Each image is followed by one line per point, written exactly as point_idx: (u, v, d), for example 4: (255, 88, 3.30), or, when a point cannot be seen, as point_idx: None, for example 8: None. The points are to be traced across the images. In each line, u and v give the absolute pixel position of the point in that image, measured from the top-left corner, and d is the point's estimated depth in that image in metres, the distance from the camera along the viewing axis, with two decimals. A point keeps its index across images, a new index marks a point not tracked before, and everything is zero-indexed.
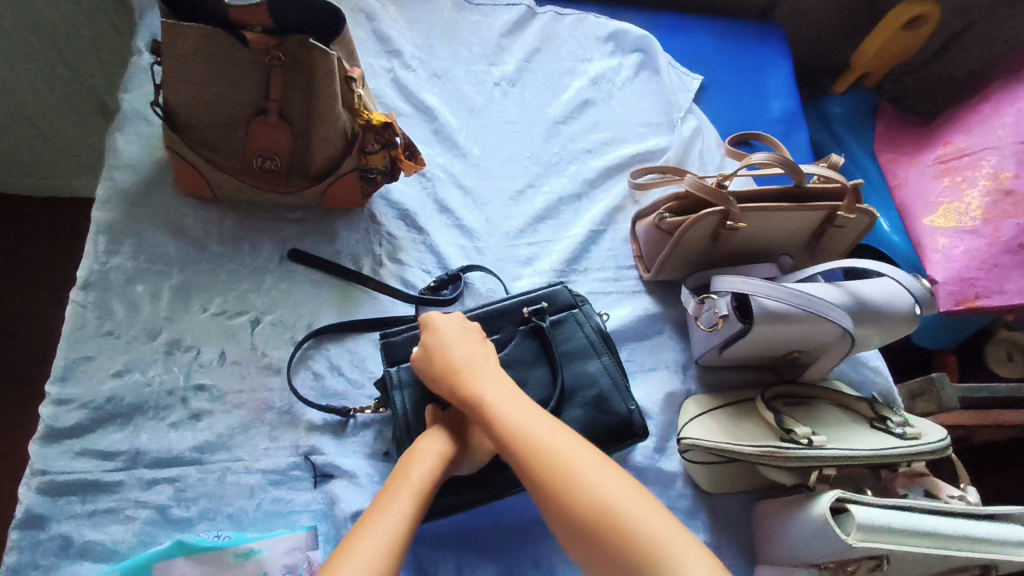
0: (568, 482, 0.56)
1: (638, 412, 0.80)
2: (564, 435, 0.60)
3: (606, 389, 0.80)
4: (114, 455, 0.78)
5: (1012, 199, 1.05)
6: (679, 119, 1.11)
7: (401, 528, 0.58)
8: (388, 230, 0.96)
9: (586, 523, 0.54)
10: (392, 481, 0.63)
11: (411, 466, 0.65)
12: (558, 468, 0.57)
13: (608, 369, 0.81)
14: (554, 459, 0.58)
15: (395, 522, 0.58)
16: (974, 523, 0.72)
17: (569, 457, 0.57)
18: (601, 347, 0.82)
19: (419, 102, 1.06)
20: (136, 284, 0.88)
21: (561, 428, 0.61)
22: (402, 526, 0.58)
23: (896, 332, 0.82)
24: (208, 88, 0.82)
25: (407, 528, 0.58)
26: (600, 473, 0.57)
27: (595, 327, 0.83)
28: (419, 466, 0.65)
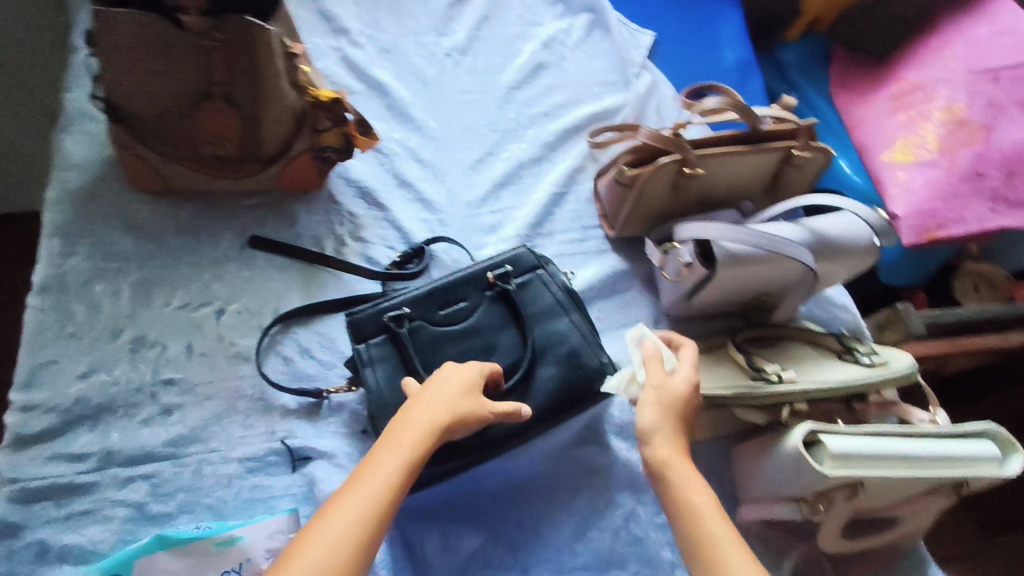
0: (697, 526, 0.62)
1: (610, 363, 0.84)
2: (697, 485, 0.66)
3: (576, 345, 0.83)
4: (85, 456, 0.77)
5: (965, 129, 1.09)
6: (634, 76, 1.11)
7: (373, 508, 0.58)
8: (348, 209, 0.95)
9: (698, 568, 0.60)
10: (374, 453, 0.62)
11: (394, 435, 0.64)
12: (694, 511, 0.64)
13: (577, 326, 0.84)
14: (680, 502, 0.65)
15: (363, 500, 0.58)
16: (951, 444, 0.73)
17: (691, 498, 0.65)
18: (569, 305, 0.85)
19: (370, 78, 1.04)
20: (93, 284, 0.86)
21: (693, 474, 0.67)
22: (373, 504, 0.58)
23: (857, 266, 0.84)
24: (148, 76, 0.79)
25: (390, 496, 0.59)
26: (726, 525, 0.62)
27: (561, 287, 0.86)
28: (402, 437, 0.64)
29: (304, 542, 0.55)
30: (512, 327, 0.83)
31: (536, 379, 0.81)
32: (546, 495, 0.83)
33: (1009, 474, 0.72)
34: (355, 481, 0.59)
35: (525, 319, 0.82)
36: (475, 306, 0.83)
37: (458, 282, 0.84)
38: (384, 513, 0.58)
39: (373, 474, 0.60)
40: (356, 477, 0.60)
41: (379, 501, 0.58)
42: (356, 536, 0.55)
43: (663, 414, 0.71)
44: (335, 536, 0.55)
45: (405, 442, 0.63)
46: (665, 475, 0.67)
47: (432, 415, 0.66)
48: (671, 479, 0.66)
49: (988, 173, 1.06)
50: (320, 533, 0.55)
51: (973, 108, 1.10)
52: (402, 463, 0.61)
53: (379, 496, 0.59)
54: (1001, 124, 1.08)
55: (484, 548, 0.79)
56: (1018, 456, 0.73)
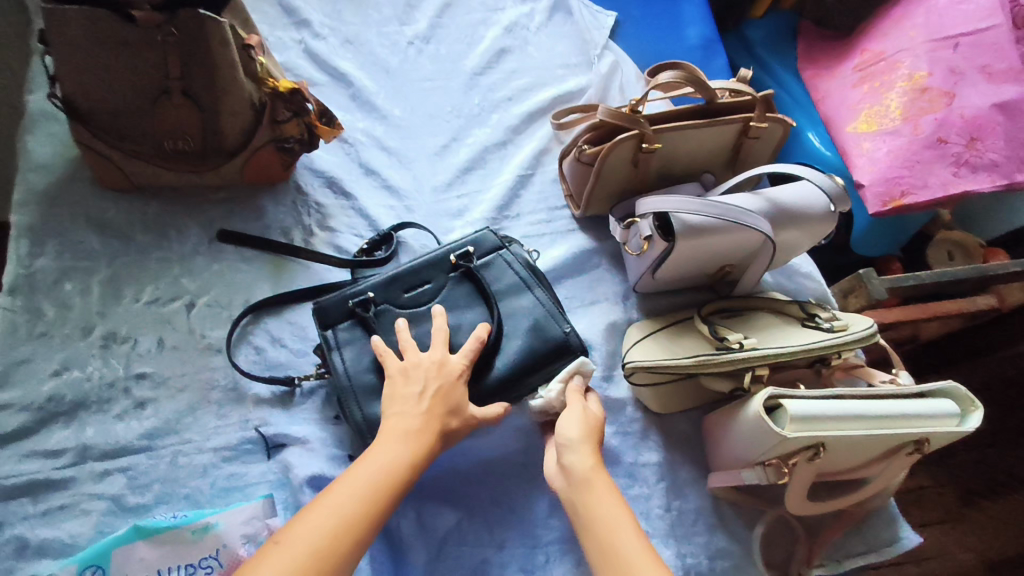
0: (606, 541, 0.61)
1: (575, 333, 0.83)
2: (613, 496, 0.65)
3: (540, 318, 0.83)
4: (61, 452, 0.78)
5: (928, 96, 1.08)
6: (596, 57, 1.13)
7: (366, 503, 0.58)
8: (315, 200, 0.97)
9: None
10: (368, 454, 0.64)
11: (389, 438, 0.65)
12: (607, 523, 0.62)
13: (540, 301, 0.84)
14: (591, 512, 0.64)
15: (355, 493, 0.59)
16: (908, 404, 0.74)
17: (603, 507, 0.64)
18: (532, 281, 0.86)
19: (333, 69, 1.06)
20: (63, 284, 0.86)
21: (613, 490, 0.66)
22: (366, 498, 0.59)
23: (817, 233, 0.85)
24: (104, 73, 0.79)
25: (390, 484, 0.61)
26: (639, 538, 0.61)
27: (522, 263, 0.87)
28: (398, 441, 0.65)
29: (294, 526, 0.55)
30: (477, 305, 0.84)
31: (502, 351, 0.81)
32: (519, 471, 0.85)
33: (969, 431, 0.73)
34: (348, 476, 0.60)
35: (489, 295, 0.82)
36: (439, 288, 0.84)
37: (421, 264, 0.85)
38: (377, 509, 0.59)
39: (365, 470, 0.61)
40: (349, 473, 0.61)
41: (371, 496, 0.59)
42: (346, 527, 0.56)
43: (586, 431, 0.72)
44: (326, 523, 0.55)
45: (400, 447, 0.64)
46: (584, 487, 0.66)
47: (429, 425, 0.67)
48: (590, 491, 0.66)
49: (951, 139, 1.06)
50: (309, 519, 0.56)
51: (934, 76, 1.09)
52: (396, 465, 0.62)
53: (372, 491, 0.59)
54: (963, 90, 1.07)
55: (459, 527, 0.80)
56: (976, 413, 0.75)
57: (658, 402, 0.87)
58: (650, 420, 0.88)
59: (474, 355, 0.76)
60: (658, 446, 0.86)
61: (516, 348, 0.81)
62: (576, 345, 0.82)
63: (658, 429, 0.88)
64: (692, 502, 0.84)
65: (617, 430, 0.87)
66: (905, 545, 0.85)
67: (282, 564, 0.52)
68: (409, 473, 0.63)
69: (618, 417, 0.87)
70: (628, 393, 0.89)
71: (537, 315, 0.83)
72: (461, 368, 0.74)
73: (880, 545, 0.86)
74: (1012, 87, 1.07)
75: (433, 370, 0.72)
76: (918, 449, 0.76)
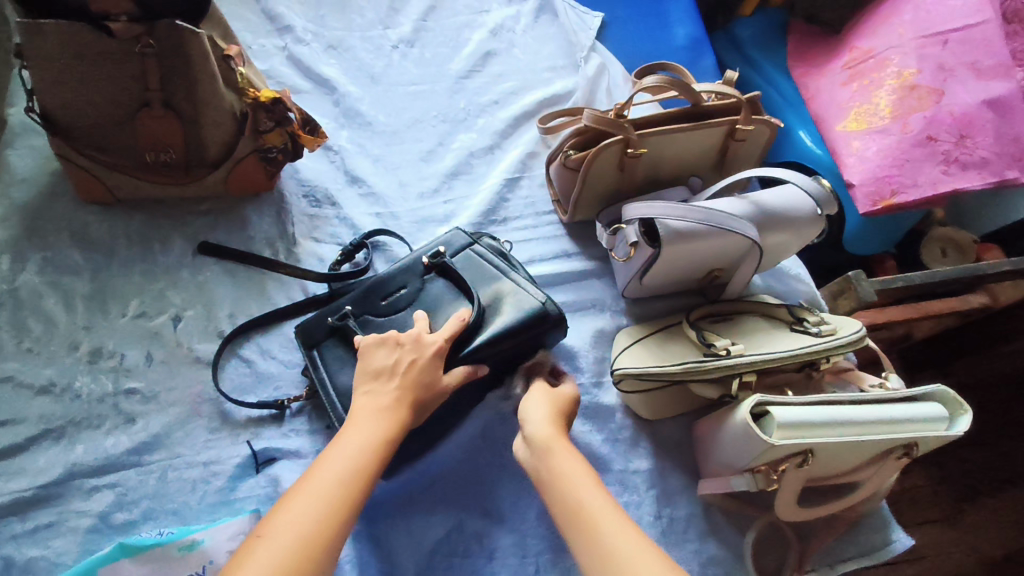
0: (572, 505, 0.62)
1: (551, 302, 0.82)
2: (574, 460, 0.66)
3: (518, 295, 0.82)
4: (48, 469, 0.77)
5: (916, 94, 1.08)
6: (583, 59, 1.12)
7: (345, 488, 0.58)
8: (300, 210, 0.96)
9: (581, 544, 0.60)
10: (340, 438, 0.63)
11: (360, 420, 0.64)
12: (571, 485, 0.64)
13: (518, 283, 0.84)
14: (555, 476, 0.65)
15: (334, 479, 0.58)
16: (897, 409, 0.73)
17: (563, 475, 0.65)
18: (505, 266, 0.86)
19: (317, 75, 1.05)
20: (48, 299, 0.85)
21: (573, 452, 0.68)
22: (344, 483, 0.58)
23: (804, 235, 0.84)
24: (83, 86, 0.78)
25: (353, 474, 0.59)
26: (605, 502, 0.62)
27: (494, 251, 0.88)
28: (367, 426, 0.64)
29: (274, 519, 0.54)
30: (456, 298, 0.83)
31: (485, 331, 0.79)
32: (510, 481, 0.84)
33: (957, 435, 0.73)
34: (323, 463, 0.59)
35: (465, 283, 0.82)
36: (416, 291, 0.84)
37: (395, 271, 0.85)
38: (357, 492, 0.58)
39: (340, 455, 0.60)
40: (324, 459, 0.60)
41: (350, 480, 0.58)
42: (329, 514, 0.55)
43: (551, 413, 0.73)
44: (308, 514, 0.54)
45: (372, 427, 0.64)
46: (547, 454, 0.67)
47: (400, 403, 0.67)
48: (550, 458, 0.67)
49: (940, 137, 1.05)
50: (290, 511, 0.55)
51: (923, 73, 1.08)
52: (371, 445, 0.62)
53: (351, 475, 0.59)
54: (952, 86, 1.07)
55: (448, 538, 0.80)
56: (966, 416, 0.74)
57: (648, 409, 0.86)
58: (641, 427, 0.88)
59: (456, 335, 0.76)
60: (649, 453, 0.86)
61: (495, 325, 0.80)
62: (554, 313, 0.81)
63: (649, 435, 0.87)
64: (683, 509, 0.83)
65: (607, 437, 0.86)
66: (896, 548, 0.85)
67: (267, 560, 0.51)
68: (384, 452, 0.63)
69: (608, 424, 0.87)
70: (618, 399, 0.88)
71: (512, 293, 0.83)
72: (439, 343, 0.74)
73: (871, 549, 0.85)
74: (1001, 83, 1.06)
75: (408, 347, 0.72)
76: (907, 453, 0.75)
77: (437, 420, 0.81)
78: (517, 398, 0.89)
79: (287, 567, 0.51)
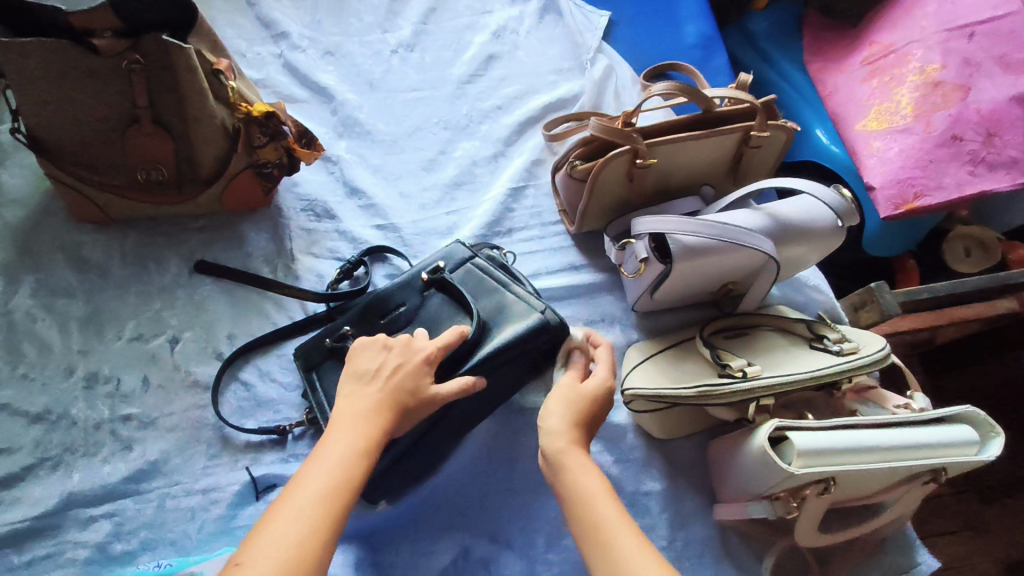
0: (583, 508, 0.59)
1: (550, 312, 0.78)
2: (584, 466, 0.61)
3: (517, 310, 0.79)
4: (41, 501, 0.74)
5: (940, 90, 1.02)
6: (589, 61, 1.08)
7: (328, 504, 0.54)
8: (299, 224, 0.93)
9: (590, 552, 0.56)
10: (322, 445, 0.59)
11: (341, 425, 0.60)
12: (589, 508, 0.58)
13: (518, 296, 0.80)
14: (576, 497, 0.60)
15: (316, 494, 0.54)
16: (924, 433, 0.70)
17: (580, 488, 0.60)
18: (506, 279, 0.83)
19: (314, 83, 1.02)
20: (42, 322, 0.83)
21: (589, 464, 0.61)
22: (327, 499, 0.54)
23: (823, 248, 0.80)
24: (69, 103, 0.76)
25: (335, 486, 0.55)
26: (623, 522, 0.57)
27: (493, 263, 0.85)
28: (351, 428, 0.60)
29: (251, 546, 0.50)
30: (457, 314, 0.80)
31: (484, 348, 0.76)
32: (519, 504, 0.81)
33: (989, 460, 0.69)
34: (303, 477, 0.55)
35: (465, 297, 0.78)
36: (415, 308, 0.81)
37: (394, 288, 0.82)
38: (340, 507, 0.54)
39: (322, 466, 0.56)
40: (305, 471, 0.56)
41: (333, 495, 0.55)
42: (310, 536, 0.51)
43: (569, 414, 0.66)
44: (290, 536, 0.51)
45: (356, 432, 0.60)
46: (560, 469, 0.62)
47: (385, 404, 0.63)
48: (564, 473, 0.61)
49: (966, 136, 1.00)
50: (269, 533, 0.51)
51: (948, 68, 1.03)
52: (354, 453, 0.58)
53: (335, 488, 0.55)
54: (979, 82, 1.01)
55: (455, 565, 0.77)
56: (997, 440, 0.71)
57: (661, 428, 0.83)
58: (653, 447, 0.84)
59: (452, 346, 0.71)
60: (662, 474, 0.82)
61: (494, 341, 0.76)
62: (555, 324, 0.78)
63: (662, 456, 0.84)
64: (698, 533, 0.80)
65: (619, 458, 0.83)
66: (923, 570, 0.81)
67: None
68: (369, 458, 0.59)
69: (619, 444, 0.83)
70: (629, 418, 0.85)
71: (514, 306, 0.79)
72: (430, 350, 0.69)
73: (898, 572, 0.82)
74: None
75: (396, 352, 0.68)
76: (935, 478, 0.72)
77: (442, 442, 0.78)
78: (525, 418, 0.86)
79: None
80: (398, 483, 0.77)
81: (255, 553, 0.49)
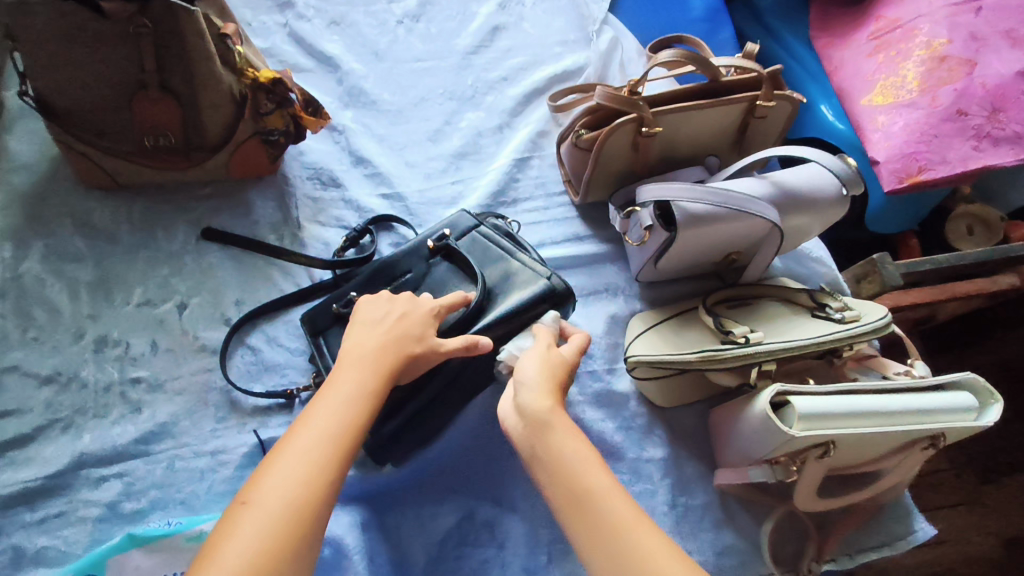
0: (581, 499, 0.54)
1: (557, 278, 0.79)
2: (580, 442, 0.58)
3: (523, 275, 0.80)
4: (54, 461, 0.75)
5: (947, 65, 1.02)
6: (595, 33, 1.08)
7: (336, 442, 0.56)
8: (306, 192, 0.94)
9: (585, 533, 0.53)
10: (327, 386, 0.61)
11: (348, 367, 0.63)
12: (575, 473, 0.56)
13: (525, 263, 0.81)
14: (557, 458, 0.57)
15: (322, 435, 0.56)
16: (922, 398, 0.70)
17: (562, 453, 0.57)
18: (513, 248, 0.83)
19: (319, 53, 1.02)
20: (51, 286, 0.84)
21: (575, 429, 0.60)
22: (334, 439, 0.56)
23: (827, 216, 0.81)
24: (77, 68, 0.76)
25: (342, 426, 0.57)
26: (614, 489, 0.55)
27: (499, 232, 0.85)
28: (357, 368, 0.62)
29: (259, 483, 0.52)
30: (463, 283, 0.81)
31: (493, 312, 0.77)
32: (522, 469, 0.81)
33: (986, 426, 0.70)
34: (308, 420, 0.57)
35: (471, 265, 0.79)
36: (422, 275, 0.82)
37: (399, 255, 0.83)
38: (345, 447, 0.56)
39: (327, 409, 0.58)
40: (312, 410, 0.58)
41: (339, 436, 0.56)
42: (318, 472, 0.54)
43: (547, 376, 0.64)
44: (297, 473, 0.53)
45: (360, 373, 0.62)
46: (546, 427, 0.59)
47: (386, 349, 0.65)
48: (550, 431, 0.59)
49: (970, 111, 1.00)
50: (277, 472, 0.53)
51: (954, 43, 1.03)
52: (359, 396, 0.60)
53: (340, 430, 0.57)
54: (985, 57, 1.01)
55: (459, 527, 0.78)
56: (996, 406, 0.72)
57: (663, 396, 0.84)
58: (655, 414, 0.85)
59: (457, 307, 0.75)
60: (663, 441, 0.83)
61: (502, 306, 0.77)
62: (561, 290, 0.78)
63: (663, 423, 0.85)
64: (698, 498, 0.81)
65: (621, 425, 0.84)
66: (919, 537, 0.83)
67: (256, 529, 0.49)
68: (374, 398, 0.61)
69: (621, 411, 0.84)
70: (631, 386, 0.86)
71: (519, 273, 0.80)
72: (433, 306, 0.72)
73: (894, 539, 0.83)
74: None
75: (403, 302, 0.72)
76: (934, 443, 0.73)
77: (445, 407, 0.79)
78: None
79: (279, 527, 0.50)
80: (402, 446, 0.78)
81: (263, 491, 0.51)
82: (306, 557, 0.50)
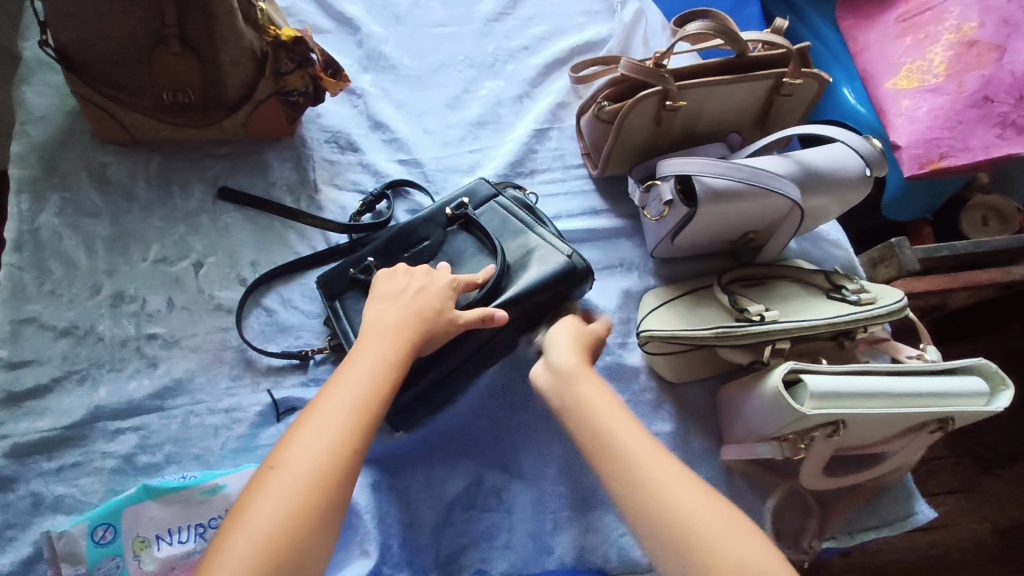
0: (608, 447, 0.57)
1: (577, 255, 0.79)
2: (604, 392, 0.62)
3: (543, 249, 0.80)
4: (69, 412, 0.76)
5: (976, 50, 1.01)
6: (619, 5, 1.07)
7: (358, 410, 0.57)
8: (323, 155, 0.94)
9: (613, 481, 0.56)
10: (353, 358, 0.61)
11: (371, 338, 0.63)
12: (597, 417, 0.60)
13: (544, 237, 0.81)
14: (580, 406, 0.61)
15: (345, 404, 0.57)
16: (936, 382, 0.71)
17: (586, 400, 0.61)
18: (534, 221, 0.83)
19: (339, 14, 1.02)
20: (68, 239, 0.84)
21: (598, 380, 0.64)
22: (357, 408, 0.57)
23: (848, 198, 0.80)
24: (98, 19, 0.75)
25: (367, 395, 0.58)
26: (639, 433, 0.58)
27: (519, 205, 0.85)
28: (382, 339, 0.63)
29: (284, 450, 0.54)
30: (480, 253, 0.81)
31: (511, 289, 0.77)
32: (530, 439, 0.82)
33: (997, 410, 0.71)
34: (333, 389, 0.58)
35: (489, 238, 0.79)
36: (439, 243, 0.82)
37: (418, 222, 0.83)
38: (367, 421, 0.57)
39: (353, 379, 0.59)
40: (337, 381, 0.59)
41: (362, 404, 0.57)
42: (342, 441, 0.54)
43: (575, 338, 0.69)
44: (321, 441, 0.54)
45: (384, 344, 0.63)
46: (571, 382, 0.63)
47: (408, 324, 0.65)
48: (574, 385, 0.63)
49: (997, 98, 0.99)
50: (301, 440, 0.54)
51: (985, 28, 1.02)
52: (382, 367, 0.60)
53: (364, 398, 0.58)
54: (1015, 43, 1.00)
55: (467, 492, 0.79)
56: (1006, 392, 0.72)
57: (674, 371, 0.84)
58: (665, 390, 0.85)
59: (471, 287, 0.74)
60: (672, 416, 0.84)
61: (521, 281, 0.77)
62: (580, 269, 0.78)
63: (672, 399, 0.85)
64: (704, 472, 0.82)
65: (631, 399, 0.84)
66: (918, 520, 0.84)
67: (281, 494, 0.51)
68: (397, 369, 0.61)
69: (631, 385, 0.84)
70: (643, 360, 0.86)
71: (538, 247, 0.80)
72: (450, 278, 0.72)
73: (893, 520, 0.84)
74: None
75: (420, 275, 0.72)
76: (942, 427, 0.74)
77: (458, 375, 0.79)
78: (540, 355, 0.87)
79: (304, 491, 0.51)
80: (415, 412, 0.79)
81: (289, 457, 0.53)
82: (330, 522, 0.52)
